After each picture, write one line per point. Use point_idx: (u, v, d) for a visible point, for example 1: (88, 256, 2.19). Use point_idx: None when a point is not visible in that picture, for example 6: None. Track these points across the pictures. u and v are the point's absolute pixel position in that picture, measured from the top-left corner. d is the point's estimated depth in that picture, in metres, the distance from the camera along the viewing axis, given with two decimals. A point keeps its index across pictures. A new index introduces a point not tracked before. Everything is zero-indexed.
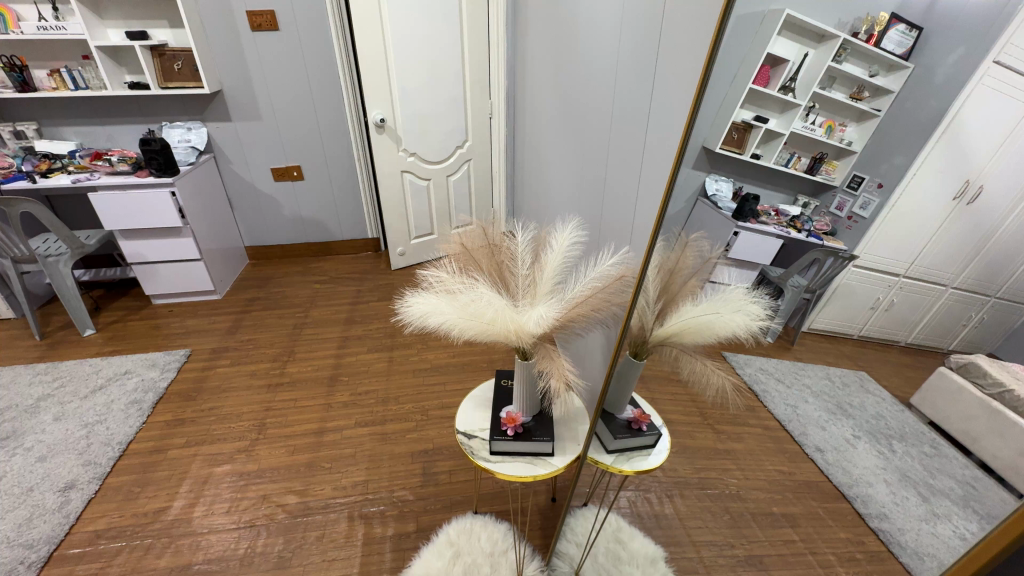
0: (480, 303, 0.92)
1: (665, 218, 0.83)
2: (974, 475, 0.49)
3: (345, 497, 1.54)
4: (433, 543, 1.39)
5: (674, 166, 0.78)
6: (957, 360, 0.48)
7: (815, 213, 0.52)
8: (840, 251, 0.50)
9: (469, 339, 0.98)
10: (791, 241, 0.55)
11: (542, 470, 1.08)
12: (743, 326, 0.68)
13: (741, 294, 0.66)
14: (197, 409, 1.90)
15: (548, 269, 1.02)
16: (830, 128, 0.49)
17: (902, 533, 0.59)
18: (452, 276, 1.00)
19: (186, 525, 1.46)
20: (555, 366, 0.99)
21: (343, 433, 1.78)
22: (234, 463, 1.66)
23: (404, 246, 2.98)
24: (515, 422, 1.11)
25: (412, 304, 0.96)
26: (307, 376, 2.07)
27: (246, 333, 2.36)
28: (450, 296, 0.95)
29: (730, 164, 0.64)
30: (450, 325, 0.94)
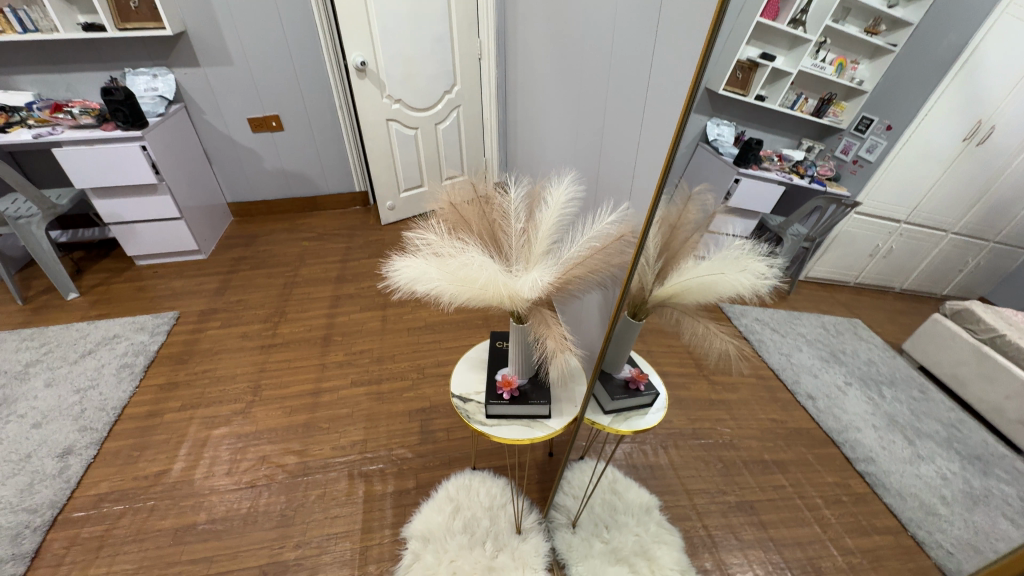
0: (471, 267, 0.86)
1: (667, 177, 0.73)
2: (959, 417, 0.56)
3: (345, 456, 1.55)
4: (432, 499, 1.42)
5: (681, 117, 0.66)
6: (951, 306, 0.51)
7: (818, 157, 0.50)
8: (843, 197, 0.50)
9: (461, 306, 0.93)
10: (793, 187, 0.53)
11: (539, 433, 1.07)
12: (749, 286, 0.66)
13: (742, 248, 0.64)
14: (190, 372, 1.88)
15: (543, 229, 0.96)
16: (841, 65, 0.45)
17: (887, 475, 0.70)
18: (442, 238, 0.94)
19: (187, 487, 1.47)
20: (551, 334, 0.95)
21: (341, 392, 1.78)
22: (232, 425, 1.66)
23: (394, 200, 2.87)
24: (510, 386, 1.08)
25: (398, 268, 0.91)
26: (300, 336, 2.04)
27: (234, 294, 2.30)
28: (438, 258, 0.89)
29: (736, 107, 0.58)
30: (440, 291, 0.88)
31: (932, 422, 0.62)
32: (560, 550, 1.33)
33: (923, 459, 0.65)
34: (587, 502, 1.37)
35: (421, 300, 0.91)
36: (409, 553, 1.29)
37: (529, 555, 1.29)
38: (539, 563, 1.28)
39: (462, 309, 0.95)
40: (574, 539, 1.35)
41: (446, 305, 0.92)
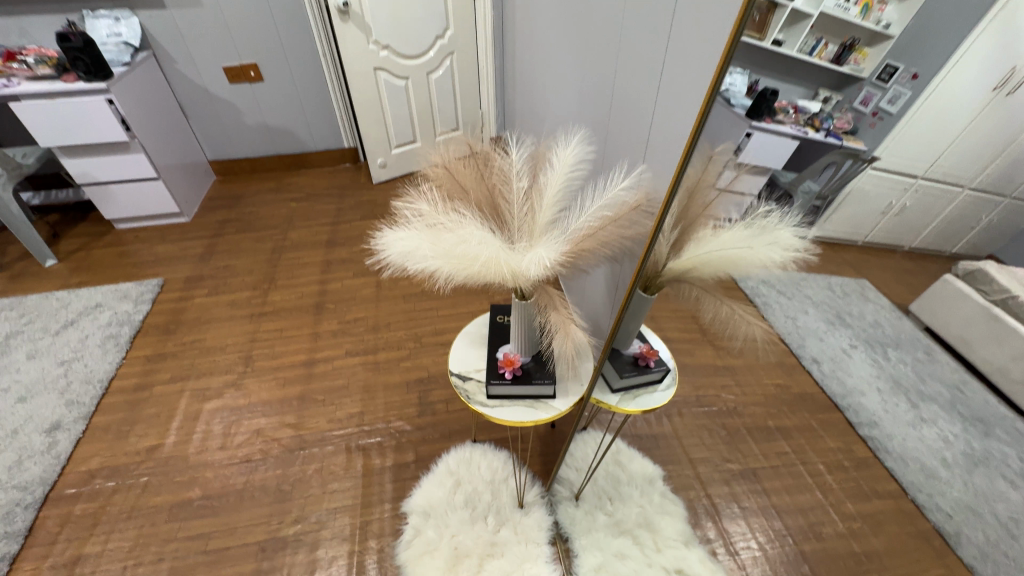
0: (470, 245, 0.76)
1: (693, 148, 0.58)
2: (961, 378, 0.79)
3: (341, 429, 1.51)
4: (432, 473, 1.38)
5: (716, 70, 0.49)
6: (966, 268, 0.64)
7: (836, 109, 0.44)
8: (860, 152, 0.46)
9: (457, 285, 0.83)
10: (807, 143, 0.47)
11: (543, 414, 1.01)
12: (773, 258, 0.60)
13: (774, 222, 0.57)
14: (178, 343, 1.81)
15: (548, 197, 0.85)
16: (866, 7, 0.37)
17: (886, 434, 1.04)
18: (436, 208, 0.84)
19: (179, 462, 1.44)
20: (560, 318, 0.88)
21: (336, 363, 1.72)
22: (225, 398, 1.61)
23: (385, 157, 2.71)
24: (513, 365, 1.01)
25: (387, 240, 0.81)
26: (291, 304, 1.96)
27: (221, 259, 2.20)
28: (432, 231, 0.79)
29: (755, 53, 0.47)
30: (434, 268, 0.79)
31: (936, 379, 0.85)
32: (563, 524, 1.31)
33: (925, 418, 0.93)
34: (591, 476, 1.33)
35: (412, 278, 0.82)
36: (410, 528, 1.27)
37: (532, 529, 1.27)
38: (542, 537, 1.27)
39: (458, 288, 0.86)
40: (578, 513, 1.33)
41: (440, 284, 0.83)
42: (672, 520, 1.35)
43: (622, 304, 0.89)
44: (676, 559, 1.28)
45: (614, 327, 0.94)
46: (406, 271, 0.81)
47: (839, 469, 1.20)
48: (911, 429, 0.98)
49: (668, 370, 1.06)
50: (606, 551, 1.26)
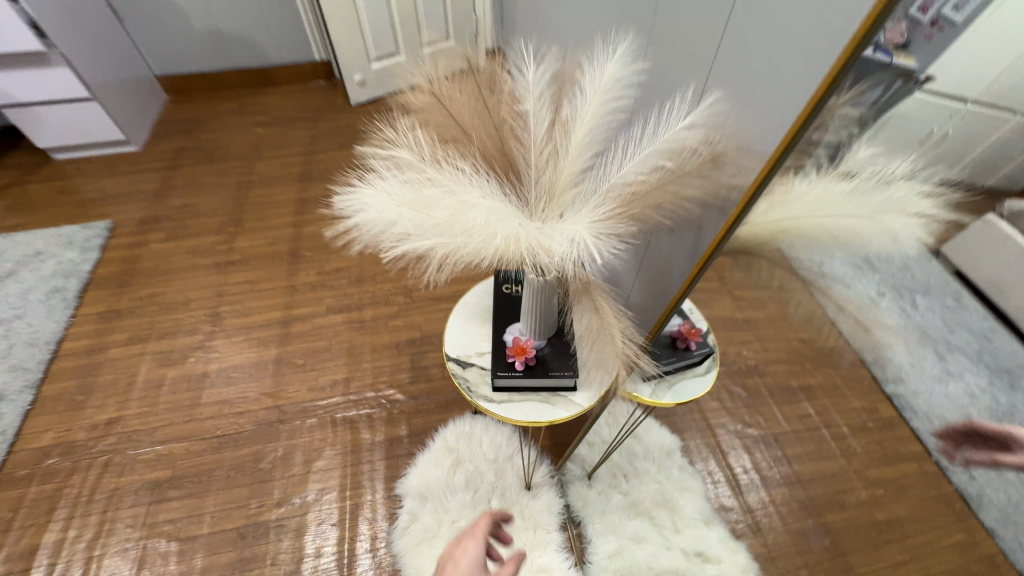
0: (477, 225, 0.54)
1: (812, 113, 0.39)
2: (990, 326, 0.52)
3: (326, 400, 1.35)
4: (429, 451, 1.24)
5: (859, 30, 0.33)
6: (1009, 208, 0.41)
7: (888, 22, 0.33)
8: (910, 73, 0.36)
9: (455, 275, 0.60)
10: (862, 69, 0.36)
11: (562, 413, 0.83)
12: (879, 229, 0.44)
13: (869, 176, 0.43)
14: (134, 298, 1.59)
15: (577, 140, 0.60)
16: None
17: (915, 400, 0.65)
18: (423, 159, 0.60)
19: (142, 438, 1.28)
20: (606, 314, 0.66)
21: (316, 322, 1.52)
22: (192, 363, 1.42)
23: (364, 73, 2.32)
24: (525, 353, 0.82)
25: (359, 203, 0.57)
26: (262, 251, 1.71)
27: (177, 197, 1.90)
28: (423, 192, 0.56)
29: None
30: (426, 248, 0.56)
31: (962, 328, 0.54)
32: (574, 506, 1.19)
33: (952, 377, 0.59)
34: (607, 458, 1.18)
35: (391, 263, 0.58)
36: (406, 513, 1.14)
37: (542, 515, 1.15)
38: (552, 522, 1.15)
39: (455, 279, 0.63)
40: (591, 493, 1.20)
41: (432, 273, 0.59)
42: (691, 497, 1.23)
43: (678, 295, 0.67)
44: (696, 540, 1.17)
45: (662, 317, 0.73)
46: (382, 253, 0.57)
47: (861, 431, 0.83)
48: (940, 387, 0.61)
49: (710, 353, 0.89)
50: (621, 535, 1.15)
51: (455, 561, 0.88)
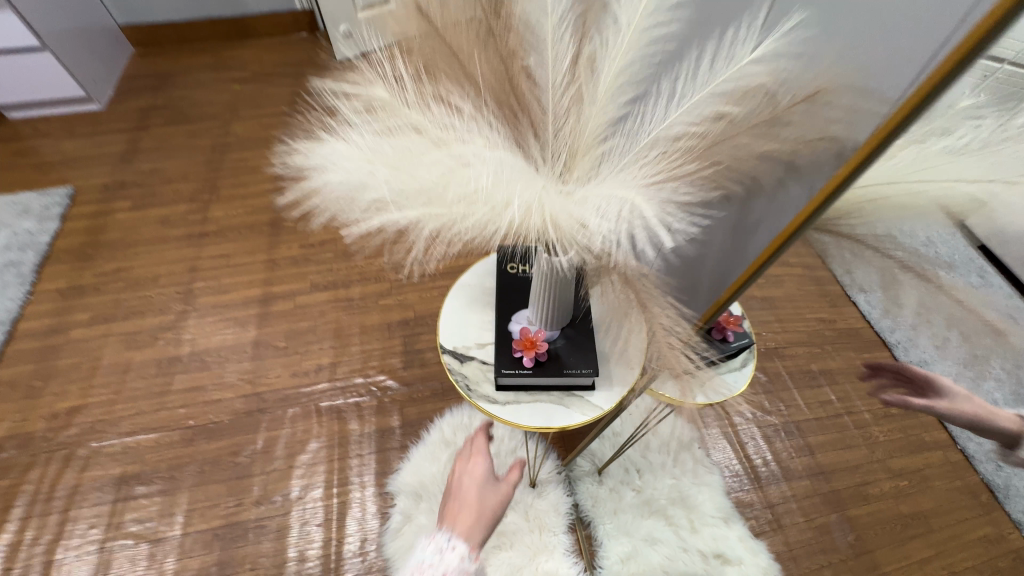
0: (465, 193, 0.42)
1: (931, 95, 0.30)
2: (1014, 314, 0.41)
3: (310, 387, 1.23)
4: (423, 444, 1.13)
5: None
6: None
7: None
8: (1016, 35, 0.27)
9: (450, 258, 0.48)
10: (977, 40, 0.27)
11: (579, 418, 0.71)
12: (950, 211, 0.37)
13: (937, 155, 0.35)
14: (98, 273, 1.44)
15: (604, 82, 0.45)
16: None
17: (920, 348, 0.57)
18: (400, 108, 0.46)
19: (108, 429, 1.17)
20: (650, 305, 0.50)
21: (299, 300, 1.38)
22: (162, 346, 1.30)
23: (350, 24, 2.09)
24: (535, 347, 0.70)
25: (321, 162, 0.45)
26: (239, 222, 1.55)
27: (145, 161, 1.72)
28: (404, 146, 0.44)
29: None
30: (407, 222, 0.44)
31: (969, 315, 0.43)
32: (584, 506, 1.09)
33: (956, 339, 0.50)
34: (620, 454, 1.07)
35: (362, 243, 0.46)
36: (398, 514, 1.04)
37: (547, 514, 1.06)
38: (559, 524, 1.06)
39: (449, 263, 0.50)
40: (601, 491, 1.10)
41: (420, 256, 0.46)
42: (711, 493, 1.13)
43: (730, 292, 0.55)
44: (715, 540, 1.07)
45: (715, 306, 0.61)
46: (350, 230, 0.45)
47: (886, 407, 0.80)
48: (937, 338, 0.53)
49: (748, 344, 0.76)
50: (635, 537, 1.05)
51: (467, 479, 0.79)
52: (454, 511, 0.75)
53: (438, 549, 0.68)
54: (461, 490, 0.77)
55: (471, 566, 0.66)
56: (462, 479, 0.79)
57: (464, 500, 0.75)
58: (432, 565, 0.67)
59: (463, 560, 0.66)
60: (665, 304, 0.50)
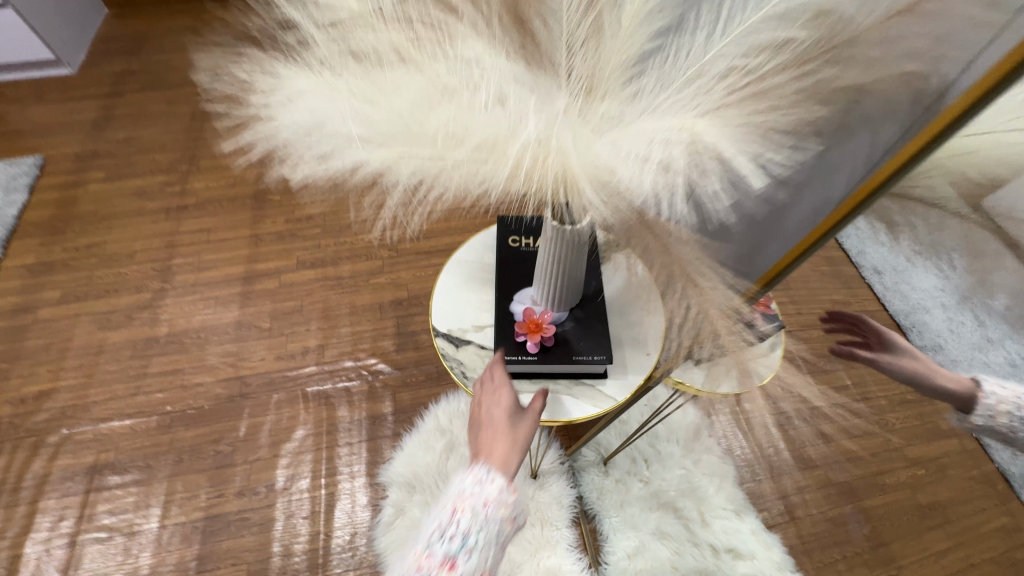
0: (452, 136, 0.37)
1: None
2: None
3: (296, 371, 1.15)
4: (417, 432, 1.05)
5: None
6: None
7: None
8: None
9: (436, 214, 0.43)
10: None
11: (589, 409, 0.64)
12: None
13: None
14: (69, 249, 1.34)
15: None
16: None
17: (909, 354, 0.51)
18: (374, 24, 0.37)
19: (80, 415, 1.09)
20: (696, 276, 0.40)
21: (284, 278, 1.29)
22: (138, 326, 1.21)
23: None
24: (541, 331, 0.63)
25: (282, 96, 0.39)
26: (220, 194, 1.45)
27: (120, 129, 1.61)
28: (381, 78, 0.38)
29: None
30: (382, 168, 0.39)
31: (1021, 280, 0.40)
32: (588, 498, 1.03)
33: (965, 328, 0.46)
34: (628, 445, 1.00)
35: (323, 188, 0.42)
36: (390, 506, 0.97)
37: (549, 506, 1.01)
38: (562, 518, 1.00)
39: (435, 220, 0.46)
40: (607, 483, 1.04)
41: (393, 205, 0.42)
42: (722, 484, 1.04)
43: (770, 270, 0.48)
44: (726, 534, 1.00)
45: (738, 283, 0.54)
46: (312, 172, 0.40)
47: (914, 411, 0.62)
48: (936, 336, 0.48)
49: None
50: (642, 531, 0.99)
51: (494, 409, 0.60)
52: (478, 439, 0.60)
53: (474, 483, 0.56)
54: (480, 413, 0.61)
55: (514, 499, 0.56)
56: (478, 399, 0.63)
57: (490, 425, 0.60)
58: (470, 500, 0.54)
59: (506, 493, 0.55)
60: (716, 276, 0.40)
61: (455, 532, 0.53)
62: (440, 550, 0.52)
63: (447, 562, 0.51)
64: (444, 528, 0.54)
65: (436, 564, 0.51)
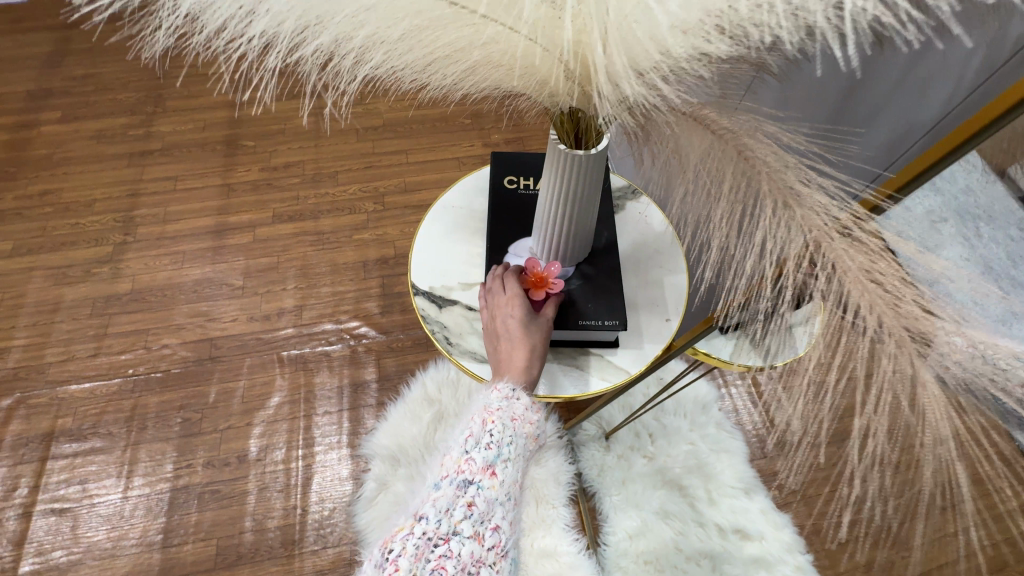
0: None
1: None
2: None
3: (270, 333, 1.05)
4: (403, 402, 0.97)
5: None
6: None
7: None
8: None
9: (374, 77, 0.31)
10: None
11: (596, 385, 0.55)
12: None
13: None
14: (22, 197, 1.22)
15: None
16: None
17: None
18: None
19: (34, 377, 1.00)
20: (784, 180, 0.31)
21: (259, 233, 1.17)
22: (99, 282, 1.10)
23: None
24: (546, 283, 0.53)
25: None
26: (189, 139, 1.31)
27: (77, 65, 1.44)
28: None
29: None
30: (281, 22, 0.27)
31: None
32: (588, 475, 0.95)
33: None
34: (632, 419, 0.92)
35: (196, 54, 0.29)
36: (373, 481, 0.89)
37: (545, 482, 0.93)
38: (559, 496, 0.93)
39: (366, 97, 0.35)
40: (608, 459, 0.96)
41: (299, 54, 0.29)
42: (731, 459, 0.96)
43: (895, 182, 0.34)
44: (734, 514, 0.92)
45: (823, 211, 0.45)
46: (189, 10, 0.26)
47: None
48: None
49: None
50: (644, 510, 0.92)
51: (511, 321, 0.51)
52: (493, 355, 0.53)
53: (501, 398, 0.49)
54: (493, 326, 0.53)
55: (539, 416, 0.51)
56: (491, 310, 0.53)
57: (505, 339, 0.52)
58: (501, 412, 0.48)
59: (531, 410, 0.51)
60: (813, 182, 0.30)
61: (491, 441, 0.47)
62: (478, 456, 0.45)
63: (488, 468, 0.45)
64: (476, 435, 0.47)
65: (477, 470, 0.45)
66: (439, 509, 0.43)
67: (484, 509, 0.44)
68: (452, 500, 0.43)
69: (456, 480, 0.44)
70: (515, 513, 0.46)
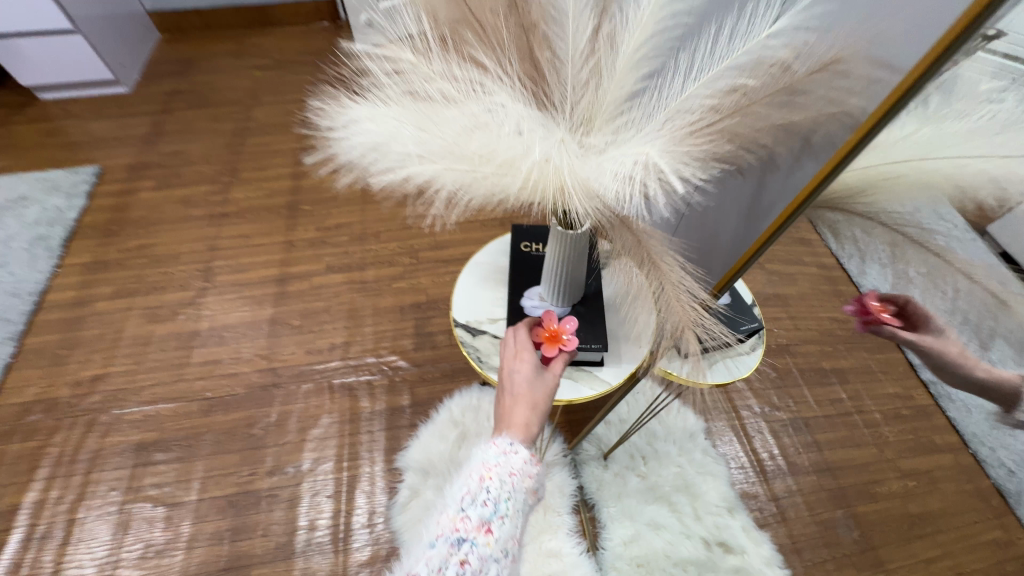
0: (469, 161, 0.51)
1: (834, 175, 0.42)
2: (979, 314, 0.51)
3: (323, 364, 1.25)
4: (432, 424, 1.15)
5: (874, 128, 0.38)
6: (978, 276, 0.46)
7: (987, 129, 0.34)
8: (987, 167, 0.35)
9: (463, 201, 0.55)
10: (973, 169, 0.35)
11: (587, 392, 0.74)
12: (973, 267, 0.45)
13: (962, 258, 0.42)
14: (122, 250, 1.48)
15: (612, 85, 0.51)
16: None
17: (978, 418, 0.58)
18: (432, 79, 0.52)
19: (129, 398, 1.20)
20: (664, 265, 0.53)
21: (314, 281, 1.40)
22: (182, 320, 1.33)
23: None
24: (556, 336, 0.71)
25: (350, 121, 0.53)
26: (259, 204, 1.58)
27: (168, 143, 1.76)
28: (433, 113, 0.51)
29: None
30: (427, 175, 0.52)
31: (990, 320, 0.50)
32: (589, 489, 1.11)
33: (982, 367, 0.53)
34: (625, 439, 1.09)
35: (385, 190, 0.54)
36: (406, 489, 1.06)
37: (552, 494, 1.09)
38: (563, 506, 1.08)
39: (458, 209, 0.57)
40: (606, 476, 1.12)
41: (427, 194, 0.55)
42: (715, 482, 1.09)
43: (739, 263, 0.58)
44: (717, 529, 1.04)
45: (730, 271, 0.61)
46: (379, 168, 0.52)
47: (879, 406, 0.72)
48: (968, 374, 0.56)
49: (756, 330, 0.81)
50: (637, 521, 1.06)
51: (517, 375, 0.66)
52: (500, 408, 0.65)
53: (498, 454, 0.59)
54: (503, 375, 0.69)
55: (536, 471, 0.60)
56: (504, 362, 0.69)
57: (510, 390, 0.66)
58: (498, 469, 0.58)
59: (529, 465, 0.60)
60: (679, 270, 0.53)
61: (487, 498, 0.55)
62: (474, 515, 0.54)
63: (484, 526, 0.53)
64: (473, 495, 0.56)
65: (472, 527, 0.53)
66: (434, 566, 0.51)
67: (477, 565, 0.51)
68: (447, 557, 0.51)
69: (451, 538, 0.53)
70: (511, 567, 0.54)
